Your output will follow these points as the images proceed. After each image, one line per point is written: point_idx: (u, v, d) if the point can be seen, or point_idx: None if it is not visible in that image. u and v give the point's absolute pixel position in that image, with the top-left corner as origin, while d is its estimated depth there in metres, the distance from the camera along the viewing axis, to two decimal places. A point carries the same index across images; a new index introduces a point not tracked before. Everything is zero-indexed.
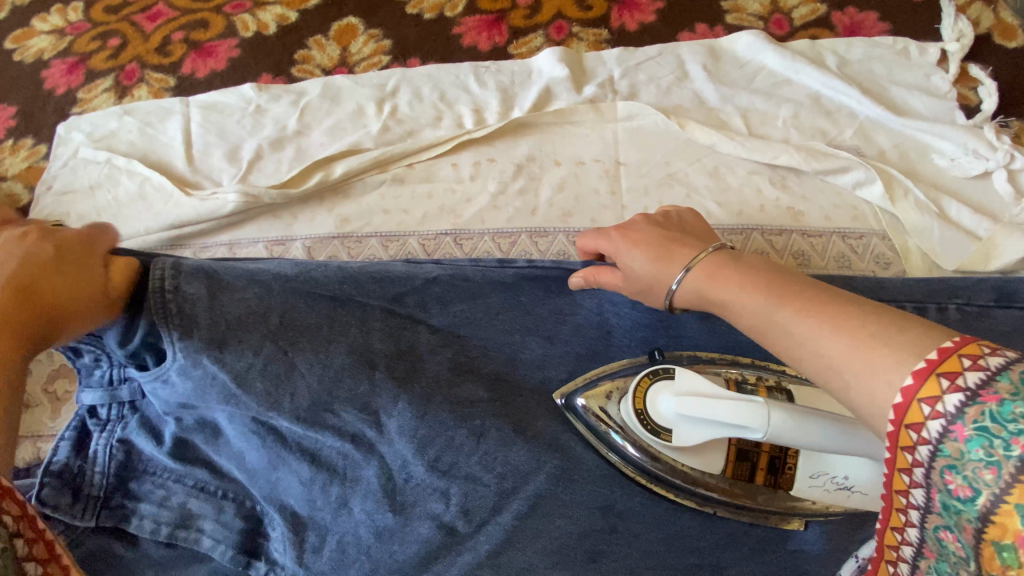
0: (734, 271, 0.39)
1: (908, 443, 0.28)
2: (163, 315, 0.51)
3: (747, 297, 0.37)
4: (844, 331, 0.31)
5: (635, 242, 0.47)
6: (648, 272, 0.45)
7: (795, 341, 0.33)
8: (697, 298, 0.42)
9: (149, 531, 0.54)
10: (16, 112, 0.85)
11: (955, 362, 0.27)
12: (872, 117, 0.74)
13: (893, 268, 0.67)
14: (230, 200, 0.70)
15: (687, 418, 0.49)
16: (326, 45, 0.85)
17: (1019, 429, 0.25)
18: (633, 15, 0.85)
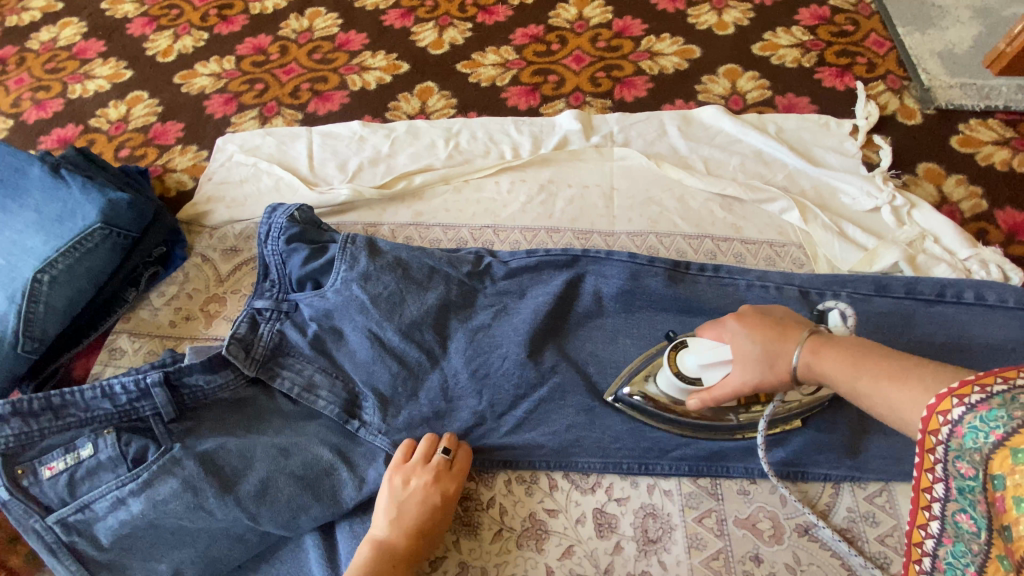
0: (832, 349, 0.58)
1: (931, 444, 0.47)
2: (339, 253, 0.86)
3: (838, 368, 0.56)
4: (917, 384, 0.50)
5: (750, 328, 0.64)
6: (760, 348, 0.62)
7: (882, 394, 0.52)
8: (807, 371, 0.59)
9: (286, 387, 0.80)
10: (184, 127, 1.18)
11: (949, 401, 0.46)
12: (798, 167, 1.04)
13: (807, 267, 0.94)
14: (342, 193, 1.01)
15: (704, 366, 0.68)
16: (411, 98, 1.19)
17: (999, 424, 0.42)
18: (631, 91, 1.18)
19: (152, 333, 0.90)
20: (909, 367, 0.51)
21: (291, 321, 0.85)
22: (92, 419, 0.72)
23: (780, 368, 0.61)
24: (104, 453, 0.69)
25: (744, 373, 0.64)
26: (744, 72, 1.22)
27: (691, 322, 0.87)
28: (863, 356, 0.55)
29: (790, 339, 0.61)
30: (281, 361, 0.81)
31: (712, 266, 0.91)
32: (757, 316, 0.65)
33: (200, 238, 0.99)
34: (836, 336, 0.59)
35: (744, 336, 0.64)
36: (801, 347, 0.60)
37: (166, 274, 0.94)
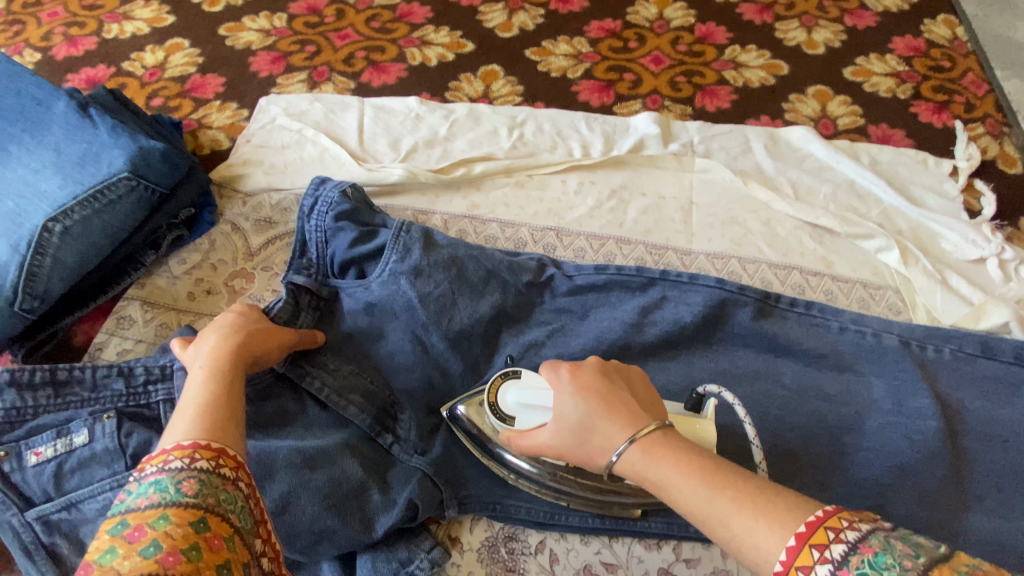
0: (668, 452, 0.47)
1: None
2: (391, 240, 0.76)
3: (683, 480, 0.45)
4: (770, 519, 0.40)
5: (580, 392, 0.53)
6: (591, 424, 0.51)
7: (733, 530, 0.42)
8: (636, 472, 0.49)
9: (314, 388, 0.69)
10: (225, 82, 1.08)
11: (824, 535, 0.38)
12: (895, 205, 0.94)
13: (903, 315, 0.84)
14: (394, 173, 0.91)
15: (527, 408, 0.59)
16: (473, 80, 1.09)
17: (891, 573, 0.34)
18: (713, 100, 1.09)
19: (169, 304, 0.80)
20: (755, 488, 0.43)
21: (330, 314, 0.76)
22: (96, 399, 0.64)
23: (596, 447, 0.51)
24: (100, 443, 0.60)
25: (573, 443, 0.53)
26: (835, 96, 1.12)
27: (778, 363, 0.78)
28: (708, 469, 0.46)
29: (621, 424, 0.50)
30: (312, 357, 0.71)
31: (803, 301, 0.82)
32: (594, 380, 0.54)
33: (232, 203, 0.88)
34: (674, 432, 0.50)
35: (569, 400, 0.53)
36: (633, 439, 0.49)
37: (191, 239, 0.84)
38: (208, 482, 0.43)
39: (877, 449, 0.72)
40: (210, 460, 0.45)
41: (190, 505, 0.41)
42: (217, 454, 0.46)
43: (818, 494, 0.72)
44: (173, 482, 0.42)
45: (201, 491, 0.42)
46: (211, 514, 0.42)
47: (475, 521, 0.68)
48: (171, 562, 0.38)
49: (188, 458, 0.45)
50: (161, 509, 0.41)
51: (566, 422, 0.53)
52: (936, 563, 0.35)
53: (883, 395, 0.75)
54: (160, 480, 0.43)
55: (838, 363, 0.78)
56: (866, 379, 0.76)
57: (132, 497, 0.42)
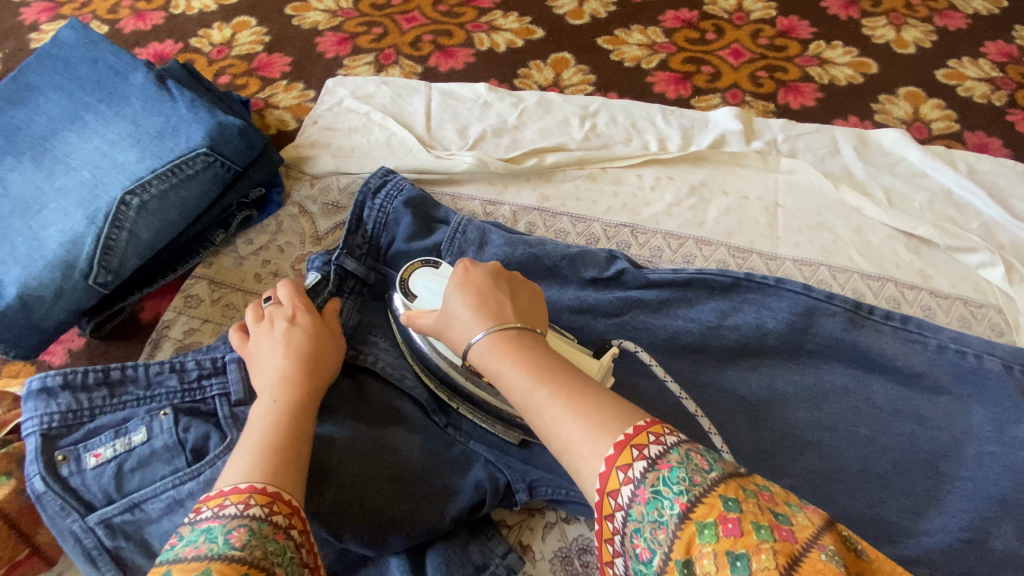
0: (512, 347, 0.48)
1: (609, 510, 0.37)
2: (448, 240, 0.75)
3: (517, 373, 0.46)
4: (580, 415, 0.41)
5: (465, 285, 0.54)
6: (466, 313, 0.51)
7: (555, 419, 0.42)
8: (482, 362, 0.49)
9: (370, 364, 0.68)
10: (291, 62, 1.07)
11: (642, 440, 0.38)
12: (998, 218, 0.87)
13: (1006, 337, 0.78)
14: (464, 162, 0.88)
15: (433, 291, 0.62)
16: (543, 68, 1.05)
17: (682, 491, 0.35)
18: (797, 98, 1.03)
19: (237, 285, 0.78)
20: (583, 387, 0.44)
21: (376, 301, 0.74)
22: (152, 398, 0.60)
23: (459, 334, 0.52)
24: (159, 440, 0.56)
25: (444, 329, 0.54)
26: (928, 98, 1.05)
27: (870, 380, 0.72)
28: (557, 371, 0.45)
29: (484, 319, 0.50)
30: (363, 340, 0.70)
31: (900, 316, 0.76)
32: (483, 279, 0.54)
33: (300, 185, 0.86)
34: (530, 331, 0.50)
35: (455, 292, 0.54)
36: (489, 330, 0.49)
37: (259, 220, 0.83)
38: (257, 532, 0.41)
39: (979, 481, 0.66)
40: (263, 507, 0.43)
41: (235, 558, 0.38)
42: (272, 499, 0.44)
43: (911, 523, 0.65)
44: (222, 533, 0.40)
45: (249, 542, 0.40)
46: (255, 569, 0.38)
47: (547, 529, 0.64)
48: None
49: (243, 504, 0.43)
50: (207, 561, 0.38)
51: (446, 309, 0.54)
52: (725, 479, 0.36)
53: (984, 422, 0.69)
54: (212, 528, 0.41)
55: (937, 385, 0.72)
56: (965, 404, 0.71)
57: (182, 544, 0.39)
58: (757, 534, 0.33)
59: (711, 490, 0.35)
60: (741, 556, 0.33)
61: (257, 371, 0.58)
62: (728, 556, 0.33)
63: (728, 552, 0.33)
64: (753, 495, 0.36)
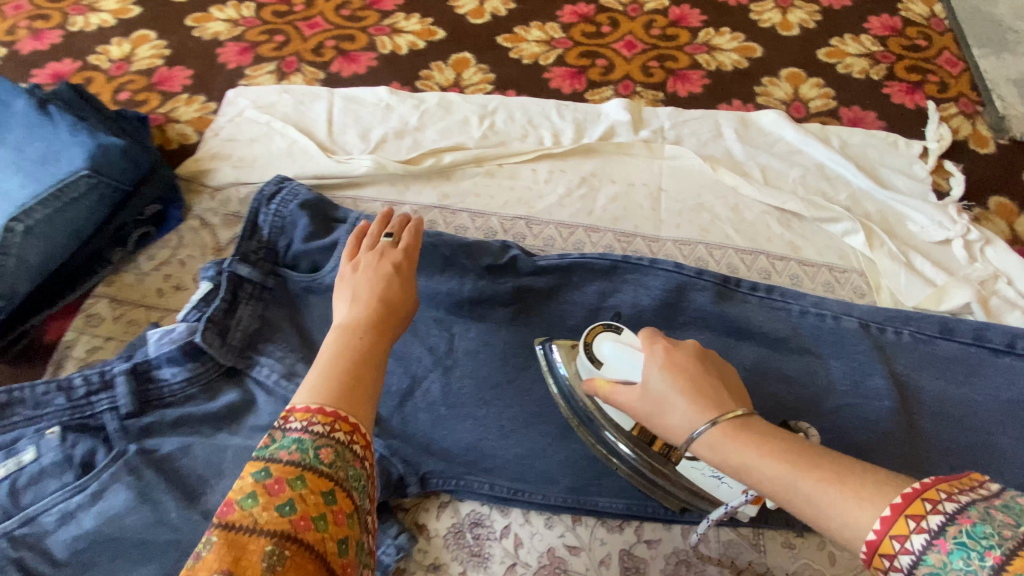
0: (750, 438, 0.46)
1: (890, 551, 0.37)
2: (344, 235, 0.76)
3: (762, 462, 0.44)
4: (862, 496, 0.39)
5: (668, 366, 0.53)
6: (664, 391, 0.52)
7: (820, 509, 0.41)
8: (710, 451, 0.48)
9: (263, 376, 0.69)
10: (192, 75, 1.08)
11: (921, 506, 0.36)
12: (863, 188, 0.95)
13: (867, 298, 0.85)
14: (362, 166, 0.91)
15: (620, 358, 0.60)
16: (444, 68, 1.08)
17: (991, 544, 0.33)
18: (685, 85, 1.08)
19: (137, 301, 0.80)
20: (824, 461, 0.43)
21: (278, 305, 0.75)
22: (39, 417, 0.62)
23: (674, 422, 0.51)
24: (47, 457, 0.60)
25: (647, 413, 0.53)
26: (808, 78, 1.12)
27: (738, 346, 0.79)
28: (777, 447, 0.45)
29: (694, 400, 0.50)
30: (261, 347, 0.72)
31: (766, 286, 0.83)
32: (693, 364, 0.53)
33: (200, 199, 0.88)
34: (750, 416, 0.49)
35: (654, 373, 0.53)
36: (713, 421, 0.48)
37: (158, 236, 0.85)
38: (341, 454, 0.43)
39: (832, 429, 0.74)
40: (347, 433, 0.45)
41: (323, 472, 0.42)
42: (360, 430, 0.46)
43: None
44: (313, 446, 0.42)
45: (335, 462, 0.43)
46: (339, 489, 0.42)
47: (441, 509, 0.70)
48: (301, 527, 0.39)
49: (319, 418, 0.44)
50: (299, 469, 0.41)
51: (648, 392, 0.53)
52: None
53: (841, 376, 0.77)
54: (302, 439, 0.43)
55: (799, 346, 0.79)
56: (825, 360, 0.78)
57: (274, 446, 0.43)
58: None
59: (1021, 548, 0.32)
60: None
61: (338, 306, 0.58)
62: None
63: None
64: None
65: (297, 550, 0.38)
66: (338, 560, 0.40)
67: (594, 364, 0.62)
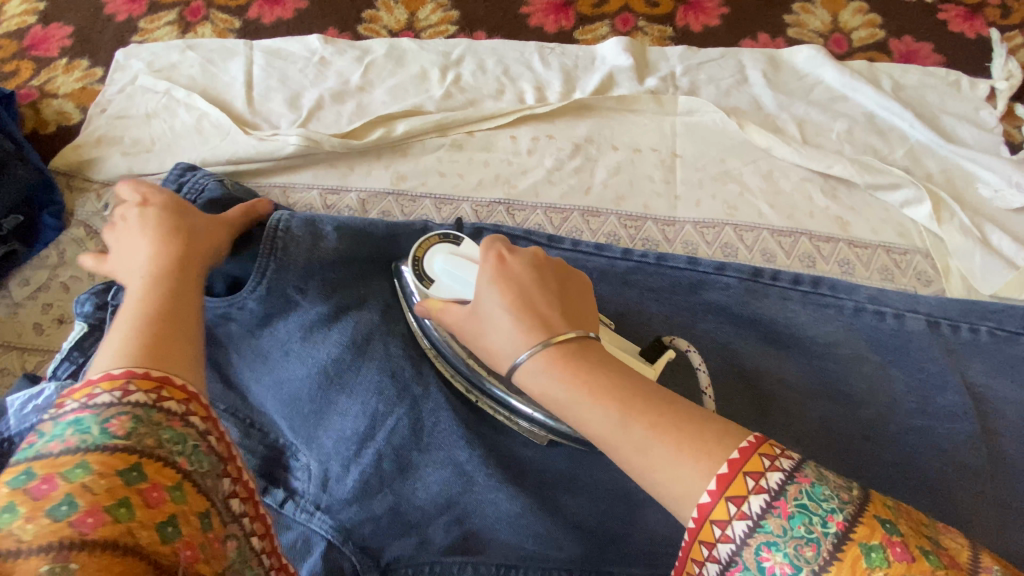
0: (584, 368, 0.38)
1: (723, 518, 0.31)
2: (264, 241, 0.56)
3: (593, 408, 0.36)
4: (696, 454, 0.33)
5: (499, 279, 0.43)
6: (501, 317, 0.42)
7: (650, 461, 0.34)
8: (535, 384, 0.39)
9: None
10: (71, 33, 0.84)
11: (759, 462, 0.31)
12: (923, 141, 0.76)
13: (933, 286, 0.69)
14: (290, 143, 0.70)
15: (453, 276, 0.50)
16: (394, 7, 0.85)
17: (832, 507, 0.30)
18: (698, 16, 0.87)
19: (10, 342, 0.62)
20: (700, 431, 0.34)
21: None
22: None
23: (500, 347, 0.41)
24: None
25: (475, 338, 0.44)
26: (849, 1, 0.90)
27: (781, 358, 0.62)
28: (605, 385, 0.37)
29: (529, 331, 0.40)
30: None
31: (810, 277, 0.67)
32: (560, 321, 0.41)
33: (85, 199, 0.69)
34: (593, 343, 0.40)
35: (488, 293, 0.43)
36: (542, 347, 0.39)
37: (30, 254, 0.65)
38: (144, 421, 0.34)
39: (899, 461, 0.58)
40: (147, 393, 0.36)
41: (118, 449, 0.33)
42: (186, 396, 0.38)
43: None
44: (97, 422, 0.33)
45: (135, 431, 0.34)
46: (148, 460, 0.33)
47: None
48: (89, 526, 0.29)
49: (119, 390, 0.36)
50: (81, 455, 0.32)
51: (478, 310, 0.43)
52: (869, 496, 0.31)
53: (906, 390, 0.60)
54: (82, 420, 0.33)
55: (851, 354, 0.62)
56: (885, 370, 0.62)
57: (43, 441, 0.32)
58: (929, 560, 0.28)
59: (856, 518, 0.30)
60: None
61: (125, 276, 0.50)
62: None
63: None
64: (898, 508, 0.31)
65: (111, 556, 0.29)
66: (166, 548, 0.32)
67: (424, 281, 0.52)
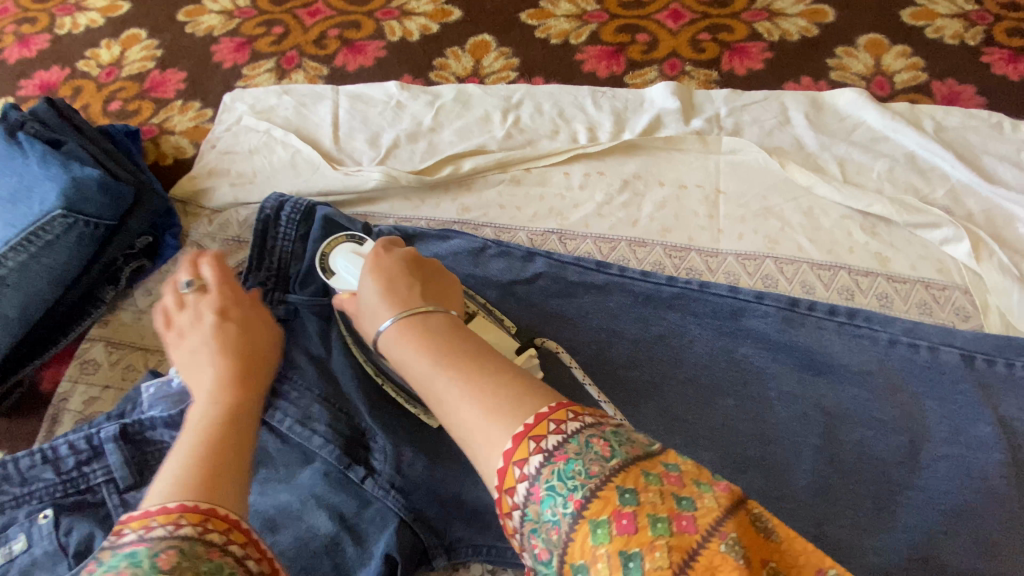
0: (419, 333, 0.44)
1: (508, 502, 0.34)
2: None
3: (421, 366, 0.42)
4: (488, 405, 0.37)
5: (374, 270, 0.51)
6: (373, 297, 0.49)
7: (457, 407, 0.38)
8: (391, 351, 0.45)
9: (278, 422, 0.64)
10: (186, 78, 0.98)
11: (545, 427, 0.34)
12: (965, 181, 0.79)
13: (972, 322, 0.71)
14: (372, 178, 0.80)
15: (353, 271, 0.59)
16: (461, 56, 0.95)
17: (574, 486, 0.32)
18: (743, 61, 0.93)
19: (134, 343, 0.73)
20: (490, 376, 0.39)
21: (294, 337, 0.68)
22: (29, 496, 0.59)
23: (371, 326, 0.48)
24: (39, 547, 0.56)
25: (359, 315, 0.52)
26: (892, 45, 0.94)
27: (816, 383, 0.66)
28: (446, 345, 0.42)
29: (390, 306, 0.47)
30: (277, 387, 0.65)
31: (846, 309, 0.70)
32: (394, 263, 0.52)
33: (198, 223, 0.80)
34: (442, 317, 0.45)
35: (367, 282, 0.51)
36: (396, 317, 0.45)
37: (154, 269, 0.77)
38: (191, 553, 0.32)
39: (927, 487, 0.61)
40: (196, 526, 0.33)
41: None
42: (229, 525, 0.34)
43: (858, 540, 0.59)
44: (148, 555, 0.31)
45: (179, 566, 0.31)
46: None
47: None
48: None
49: (173, 524, 0.33)
50: None
51: (359, 297, 0.51)
52: (625, 466, 0.33)
53: (939, 421, 0.63)
54: (136, 553, 0.31)
55: (886, 384, 0.65)
56: (918, 400, 0.64)
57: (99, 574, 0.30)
58: (652, 528, 0.31)
59: (608, 480, 0.32)
60: (634, 556, 0.30)
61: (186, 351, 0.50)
62: (621, 556, 0.30)
63: (621, 551, 0.30)
64: (660, 476, 0.33)
65: None
66: None
67: (327, 273, 0.61)
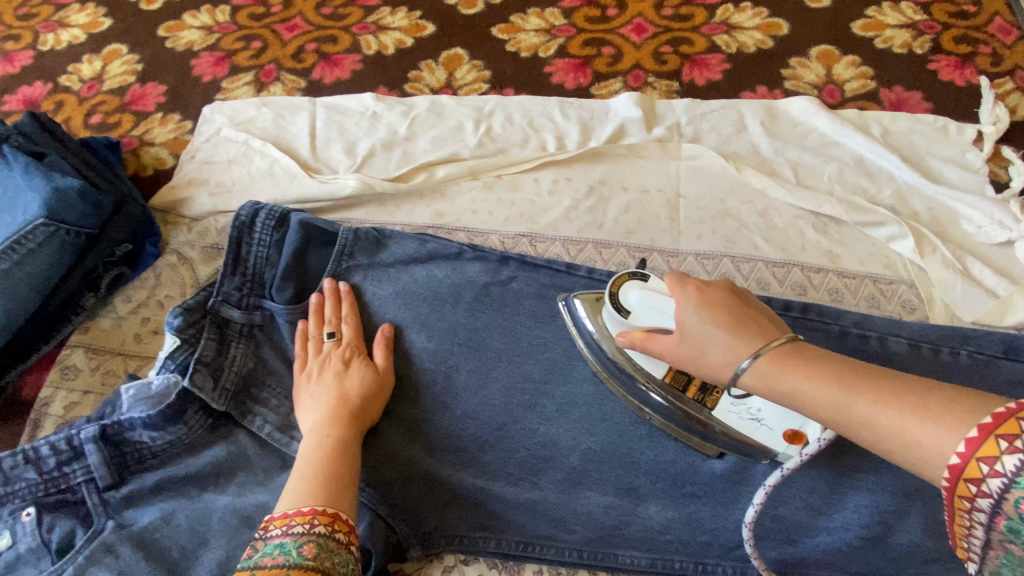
0: (800, 363, 0.45)
1: (978, 475, 0.34)
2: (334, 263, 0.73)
3: (819, 390, 0.43)
4: (927, 415, 0.37)
5: (701, 301, 0.51)
6: (706, 330, 0.50)
7: (879, 425, 0.40)
8: (763, 381, 0.47)
9: (258, 428, 0.66)
10: (166, 91, 1.00)
11: (1015, 424, 0.33)
12: (910, 182, 0.84)
13: (918, 314, 0.76)
14: (347, 185, 0.83)
15: (649, 307, 0.56)
16: (435, 68, 0.99)
17: None
18: (703, 72, 0.97)
19: (113, 349, 0.75)
20: (901, 391, 0.40)
21: (271, 343, 0.71)
22: (12, 495, 0.60)
23: (716, 356, 0.49)
24: (22, 544, 0.58)
25: (686, 351, 0.51)
26: (842, 56, 1.00)
27: None
28: (829, 370, 0.44)
29: (749, 339, 0.48)
30: (256, 394, 0.68)
31: (799, 304, 0.74)
32: (715, 290, 0.53)
33: (177, 231, 0.82)
34: (807, 345, 0.47)
35: (694, 316, 0.51)
36: (758, 351, 0.47)
37: (134, 276, 0.79)
38: (324, 546, 0.48)
39: None
40: (326, 525, 0.50)
41: (306, 565, 0.46)
42: (348, 527, 0.52)
43: (811, 521, 0.60)
44: (295, 545, 0.47)
45: (318, 554, 0.47)
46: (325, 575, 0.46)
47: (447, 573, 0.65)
48: None
49: (308, 522, 0.50)
50: (284, 569, 0.45)
51: (685, 329, 0.51)
52: None
53: None
54: (286, 542, 0.48)
55: None
56: None
57: (259, 556, 0.47)
58: None
59: None
60: None
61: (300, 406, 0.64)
62: None
63: None
64: None
65: None
66: None
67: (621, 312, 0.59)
